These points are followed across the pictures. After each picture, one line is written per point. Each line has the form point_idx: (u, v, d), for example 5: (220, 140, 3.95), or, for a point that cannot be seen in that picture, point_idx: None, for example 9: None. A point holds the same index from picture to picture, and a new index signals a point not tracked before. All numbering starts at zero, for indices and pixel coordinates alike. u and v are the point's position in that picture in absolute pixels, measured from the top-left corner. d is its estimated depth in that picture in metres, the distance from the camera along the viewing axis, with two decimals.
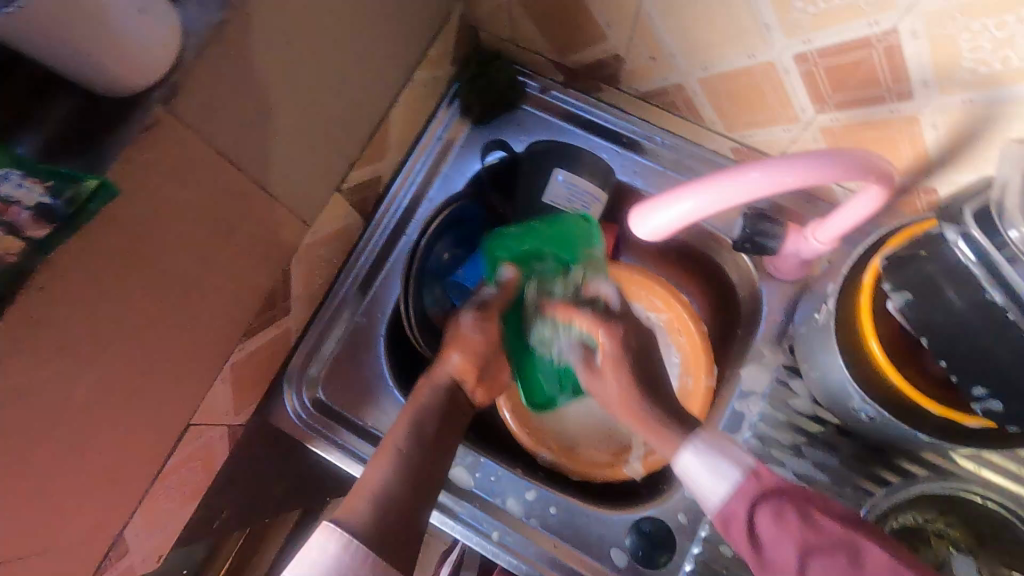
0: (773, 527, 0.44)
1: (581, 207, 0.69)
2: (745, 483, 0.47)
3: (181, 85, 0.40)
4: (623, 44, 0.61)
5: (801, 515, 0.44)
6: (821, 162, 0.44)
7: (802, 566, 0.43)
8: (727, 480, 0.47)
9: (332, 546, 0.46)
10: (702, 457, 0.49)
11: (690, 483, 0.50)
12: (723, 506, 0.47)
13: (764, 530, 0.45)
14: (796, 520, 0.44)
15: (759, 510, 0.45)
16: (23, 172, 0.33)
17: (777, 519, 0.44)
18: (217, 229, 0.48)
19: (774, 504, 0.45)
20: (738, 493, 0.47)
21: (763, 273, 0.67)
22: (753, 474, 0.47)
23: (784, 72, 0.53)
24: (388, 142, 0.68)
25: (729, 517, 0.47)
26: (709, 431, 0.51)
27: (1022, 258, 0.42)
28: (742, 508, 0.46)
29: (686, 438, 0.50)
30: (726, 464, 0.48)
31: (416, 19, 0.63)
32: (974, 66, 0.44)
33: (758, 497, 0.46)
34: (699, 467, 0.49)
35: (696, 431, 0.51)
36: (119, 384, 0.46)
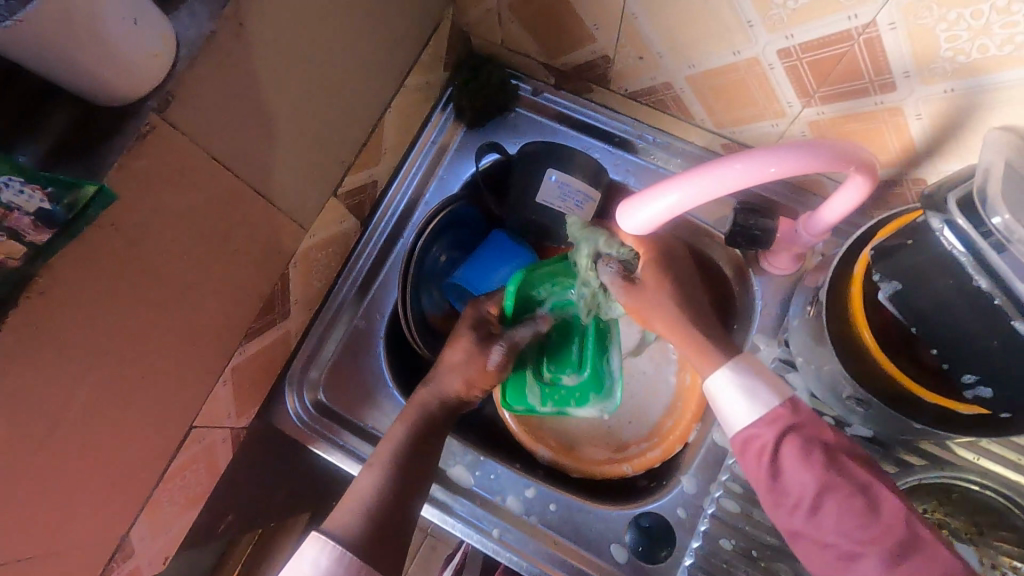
0: (798, 456, 0.46)
1: (574, 206, 0.70)
2: (780, 411, 0.48)
3: (174, 94, 0.41)
4: (610, 45, 0.62)
5: (826, 451, 0.46)
6: (803, 152, 0.45)
7: (816, 498, 0.45)
8: (762, 407, 0.49)
9: (322, 561, 0.50)
10: (740, 380, 0.50)
11: (720, 402, 0.51)
12: (751, 428, 0.48)
13: (787, 459, 0.46)
14: (821, 455, 0.46)
15: (788, 440, 0.47)
16: (24, 179, 0.35)
17: (803, 451, 0.46)
18: (214, 234, 0.49)
19: (803, 437, 0.47)
20: (769, 419, 0.48)
21: (757, 268, 0.68)
22: (791, 405, 0.49)
23: (768, 68, 0.54)
24: (383, 147, 0.69)
25: (752, 439, 0.48)
26: (747, 357, 0.52)
27: (1008, 245, 0.42)
28: (770, 433, 0.47)
29: (728, 360, 0.51)
30: (766, 393, 0.49)
31: (407, 26, 0.64)
32: (952, 55, 0.44)
33: (792, 426, 0.47)
34: (735, 390, 0.50)
35: (737, 356, 0.52)
36: (120, 386, 0.47)
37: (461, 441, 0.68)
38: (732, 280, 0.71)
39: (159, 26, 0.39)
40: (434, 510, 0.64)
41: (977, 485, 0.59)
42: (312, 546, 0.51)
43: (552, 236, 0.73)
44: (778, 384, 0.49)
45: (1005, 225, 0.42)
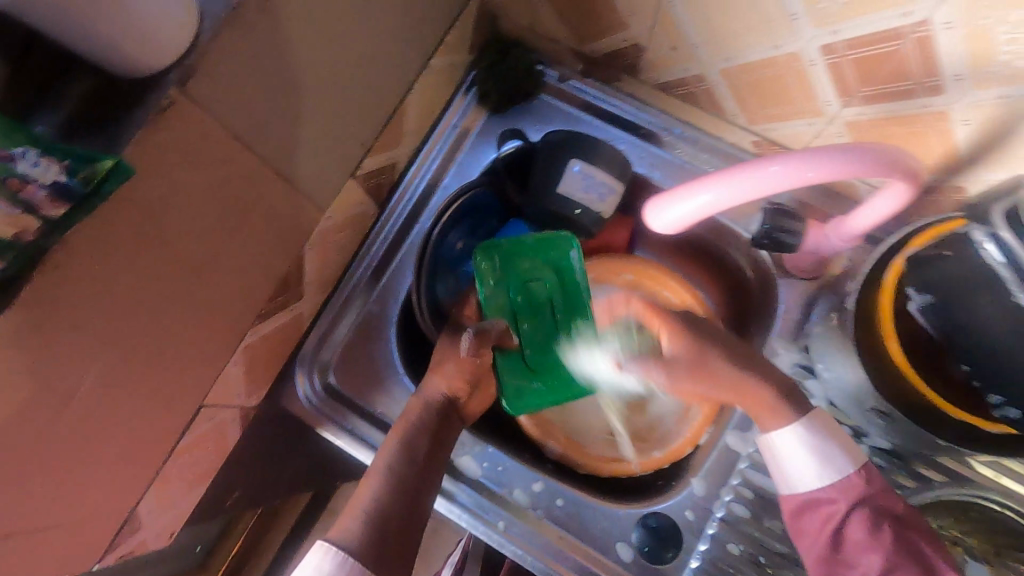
0: (863, 528, 0.50)
1: (597, 198, 0.69)
2: (853, 479, 0.53)
3: (197, 67, 0.39)
4: (644, 33, 0.60)
5: (894, 519, 0.51)
6: (843, 156, 0.43)
7: (882, 574, 0.49)
8: (830, 472, 0.54)
9: (327, 566, 0.46)
10: (810, 440, 0.55)
11: (782, 457, 0.56)
12: (819, 491, 0.54)
13: (854, 533, 0.51)
14: (891, 532, 0.50)
15: (856, 511, 0.52)
16: (40, 151, 0.33)
17: (872, 526, 0.50)
18: (231, 213, 0.48)
19: (874, 511, 0.51)
20: (840, 485, 0.53)
21: (782, 270, 0.66)
22: (866, 474, 0.53)
23: (810, 65, 0.52)
24: (404, 129, 0.67)
25: (818, 503, 0.53)
26: (821, 413, 0.57)
27: None
28: (842, 502, 0.52)
29: (800, 418, 0.55)
30: (845, 459, 0.54)
31: (435, 4, 0.62)
32: (1010, 59, 0.42)
33: (863, 496, 0.52)
34: (801, 451, 0.55)
35: (808, 414, 0.56)
36: (132, 363, 0.46)
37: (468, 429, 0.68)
38: (752, 282, 0.70)
39: None
40: (438, 498, 0.64)
41: (995, 504, 0.55)
42: (315, 556, 0.47)
43: (572, 229, 0.72)
44: (848, 447, 0.54)
45: None
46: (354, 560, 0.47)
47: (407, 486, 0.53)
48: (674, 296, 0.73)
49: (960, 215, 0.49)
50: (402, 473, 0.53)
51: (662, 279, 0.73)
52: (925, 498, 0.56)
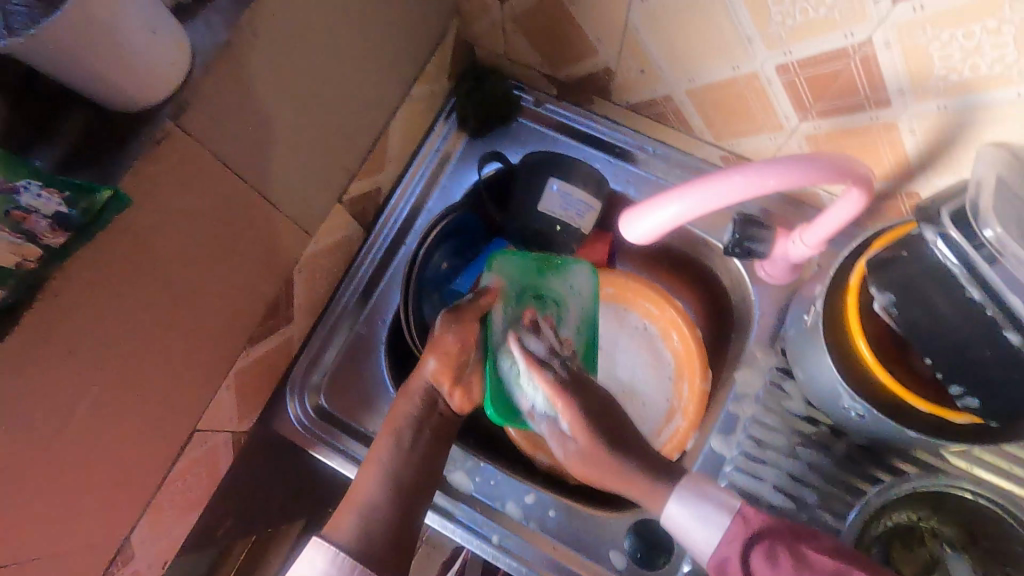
0: (766, 562, 0.45)
1: (575, 215, 0.71)
2: (733, 528, 0.48)
3: (189, 102, 0.42)
4: (613, 59, 0.64)
5: (798, 555, 0.44)
6: (801, 165, 0.46)
7: None
8: (717, 525, 0.48)
9: (320, 565, 0.50)
10: (691, 501, 0.50)
11: (682, 535, 0.50)
12: (718, 551, 0.48)
13: (760, 573, 0.45)
14: (789, 559, 0.44)
15: (751, 550, 0.46)
16: (42, 183, 0.35)
17: (770, 558, 0.45)
18: (222, 239, 0.50)
19: (768, 547, 0.46)
20: (726, 538, 0.48)
21: (755, 278, 0.69)
22: (742, 517, 0.48)
23: (767, 83, 0.56)
24: (387, 155, 0.70)
25: (724, 563, 0.47)
26: (693, 476, 0.52)
27: (1001, 258, 0.43)
28: (733, 552, 0.47)
29: (671, 493, 0.51)
30: (714, 510, 0.49)
31: (413, 36, 0.65)
32: (945, 73, 0.46)
33: (748, 542, 0.47)
34: (688, 516, 0.50)
35: (685, 477, 0.52)
36: (126, 388, 0.47)
37: (461, 446, 0.68)
38: (728, 290, 0.72)
39: (179, 33, 0.40)
40: (434, 515, 0.65)
41: (971, 494, 0.58)
42: (313, 551, 0.51)
43: (553, 247, 0.74)
44: (720, 496, 0.50)
45: (998, 238, 0.43)
46: (347, 556, 0.50)
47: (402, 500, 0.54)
48: (651, 306, 0.75)
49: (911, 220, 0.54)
50: None
51: (643, 290, 0.75)
52: (903, 492, 0.58)
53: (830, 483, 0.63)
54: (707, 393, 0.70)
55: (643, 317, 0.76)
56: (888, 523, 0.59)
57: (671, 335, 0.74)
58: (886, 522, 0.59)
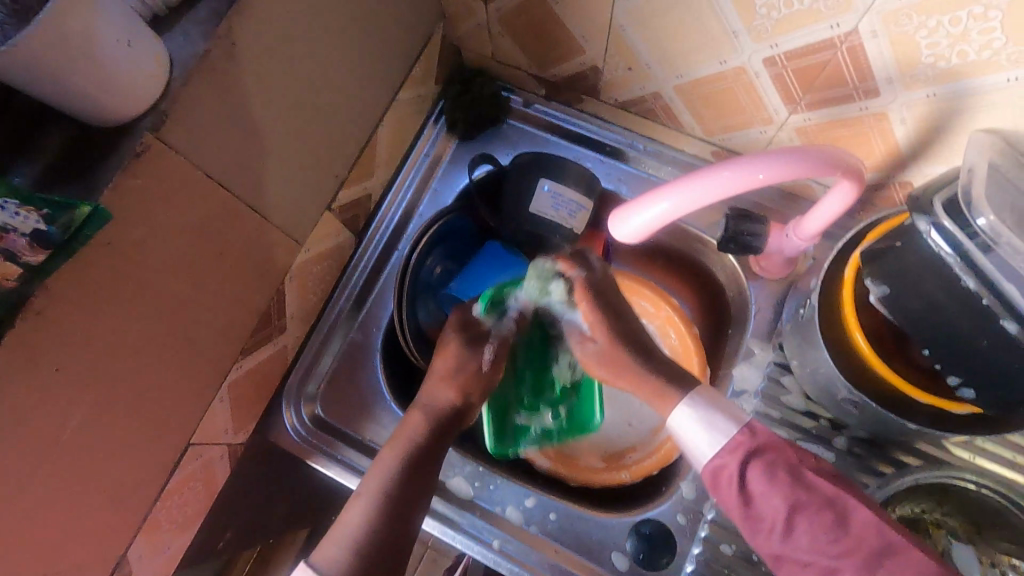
0: (765, 478, 0.46)
1: (567, 215, 0.70)
2: (740, 437, 0.49)
3: (169, 113, 0.41)
4: (600, 56, 0.63)
5: (792, 471, 0.46)
6: (788, 159, 0.46)
7: (790, 519, 0.45)
8: (721, 435, 0.49)
9: None
10: (701, 413, 0.51)
11: (683, 436, 0.51)
12: (715, 457, 0.49)
13: (755, 483, 0.46)
14: (788, 476, 0.46)
15: (751, 465, 0.47)
16: (20, 202, 0.35)
17: (768, 474, 0.46)
18: (209, 251, 0.50)
19: (767, 461, 0.47)
20: (727, 448, 0.48)
21: (750, 274, 0.68)
22: (750, 430, 0.49)
23: (755, 77, 0.55)
24: (376, 161, 0.69)
25: (718, 471, 0.48)
26: (707, 390, 0.53)
27: (995, 246, 0.44)
28: (733, 462, 0.48)
29: (684, 395, 0.53)
30: (723, 421, 0.50)
31: (398, 40, 0.65)
32: (933, 61, 0.45)
33: (751, 452, 0.48)
34: (695, 422, 0.51)
35: (693, 390, 0.53)
36: (117, 405, 0.47)
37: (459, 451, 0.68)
38: (724, 286, 0.72)
39: (155, 45, 0.39)
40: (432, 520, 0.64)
41: (971, 484, 0.57)
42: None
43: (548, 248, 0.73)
44: (734, 411, 0.50)
45: (990, 226, 0.44)
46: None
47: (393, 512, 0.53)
48: (648, 305, 0.75)
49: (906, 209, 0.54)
50: (380, 501, 0.53)
51: (639, 288, 0.75)
52: (905, 484, 0.58)
53: None
54: None
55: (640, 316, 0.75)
56: (894, 517, 0.58)
57: (668, 333, 0.74)
58: (891, 515, 0.58)
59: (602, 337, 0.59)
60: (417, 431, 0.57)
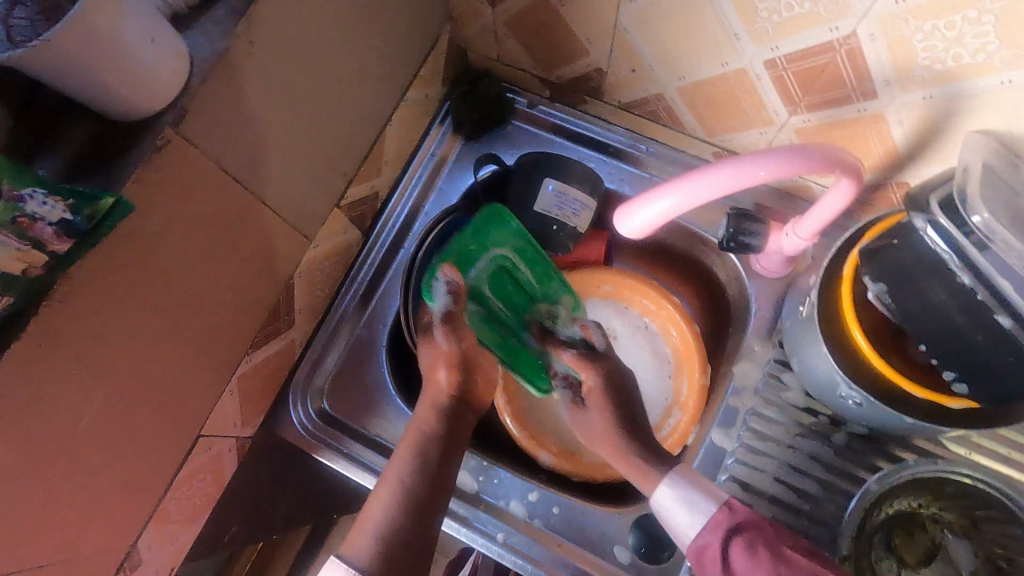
0: (744, 555, 0.50)
1: (571, 214, 0.72)
2: (717, 515, 0.54)
3: (188, 108, 0.42)
4: (604, 59, 0.65)
5: (771, 545, 0.50)
6: (786, 158, 0.46)
7: None
8: (702, 512, 0.54)
9: None
10: (677, 491, 0.56)
11: (665, 515, 0.57)
12: (700, 538, 0.53)
13: (736, 560, 0.50)
14: (767, 552, 0.49)
15: (731, 542, 0.51)
16: (47, 191, 0.36)
17: (749, 551, 0.50)
18: (224, 244, 0.51)
19: (747, 538, 0.51)
20: (707, 526, 0.53)
21: (750, 272, 0.70)
22: (728, 508, 0.54)
23: (756, 79, 0.57)
24: (384, 160, 0.70)
25: (703, 550, 0.53)
26: (687, 468, 0.58)
27: (989, 243, 0.45)
28: (714, 539, 0.52)
29: (665, 475, 0.58)
30: (702, 499, 0.55)
31: (407, 41, 0.66)
32: (929, 64, 0.47)
33: (729, 527, 0.52)
34: (675, 501, 0.56)
35: (675, 468, 0.58)
36: (131, 394, 0.48)
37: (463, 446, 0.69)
38: (725, 284, 0.73)
39: (176, 42, 0.40)
40: None
41: (968, 479, 0.58)
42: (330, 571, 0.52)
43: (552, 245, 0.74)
44: (710, 488, 0.56)
45: (985, 224, 0.44)
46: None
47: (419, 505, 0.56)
48: (650, 303, 0.76)
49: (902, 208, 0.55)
50: (398, 489, 0.57)
51: (642, 287, 0.76)
52: (902, 479, 0.59)
53: (830, 472, 0.63)
54: (706, 386, 0.71)
55: (642, 314, 0.77)
56: (888, 512, 0.60)
57: (671, 332, 0.75)
58: (887, 510, 0.60)
59: (595, 409, 0.64)
60: (427, 422, 0.61)
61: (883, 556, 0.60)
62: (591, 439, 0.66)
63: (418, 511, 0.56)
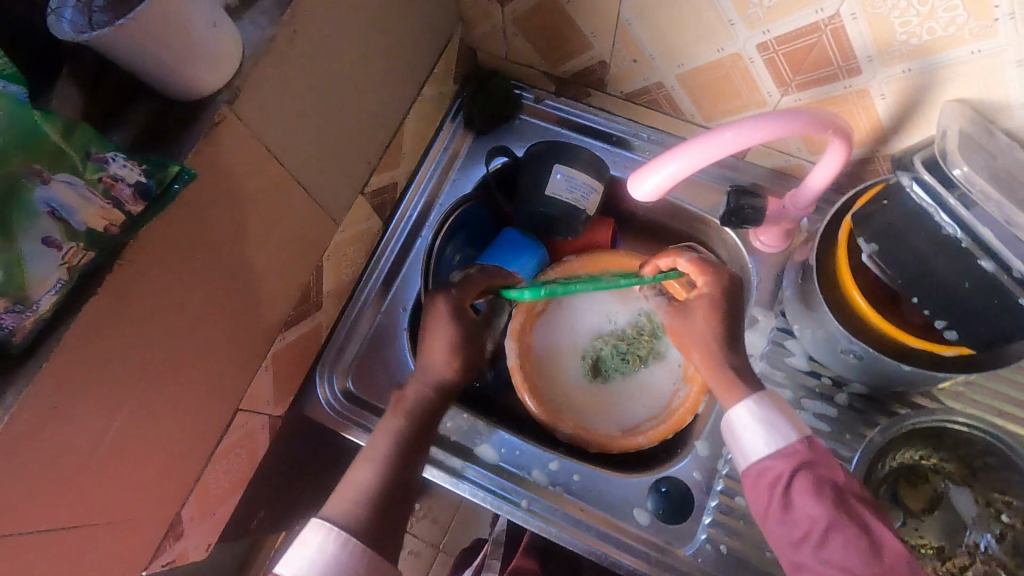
0: (808, 490, 0.50)
1: (580, 197, 0.76)
2: (797, 447, 0.53)
3: (242, 89, 0.46)
4: (607, 51, 0.70)
5: (836, 488, 0.51)
6: (791, 117, 0.51)
7: (824, 531, 0.49)
8: (780, 439, 0.54)
9: (328, 547, 0.53)
10: (761, 414, 0.55)
11: (739, 431, 0.56)
12: (768, 461, 0.54)
13: (799, 490, 0.51)
14: (831, 494, 0.50)
15: (799, 474, 0.52)
16: (126, 156, 0.40)
17: (813, 486, 0.51)
18: (267, 223, 0.55)
19: (815, 475, 0.51)
20: (781, 453, 0.53)
21: (750, 248, 0.74)
22: (808, 442, 0.54)
23: (750, 62, 0.62)
24: (402, 152, 0.75)
25: (768, 471, 0.53)
26: (772, 395, 0.57)
27: (970, 192, 0.50)
28: (784, 467, 0.52)
29: (752, 395, 0.57)
30: (785, 427, 0.54)
31: (425, 40, 0.71)
32: (907, 39, 0.52)
33: (805, 461, 0.52)
34: (754, 423, 0.55)
35: (759, 392, 0.57)
36: (182, 363, 0.51)
37: (486, 421, 0.72)
38: (727, 263, 0.78)
39: (233, 32, 0.45)
40: (446, 476, 0.68)
41: (965, 428, 0.61)
42: (319, 535, 0.53)
43: (561, 229, 0.79)
44: (796, 422, 0.55)
45: (965, 175, 0.50)
46: (356, 542, 0.53)
47: (405, 457, 0.58)
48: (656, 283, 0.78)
49: (881, 182, 0.59)
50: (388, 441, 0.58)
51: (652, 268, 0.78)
52: (901, 431, 0.62)
53: (836, 431, 0.67)
54: None
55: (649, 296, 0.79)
56: (893, 464, 0.64)
57: None
58: (891, 463, 0.64)
59: (700, 312, 0.62)
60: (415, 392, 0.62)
61: (890, 507, 0.63)
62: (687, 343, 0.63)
63: (404, 463, 0.58)
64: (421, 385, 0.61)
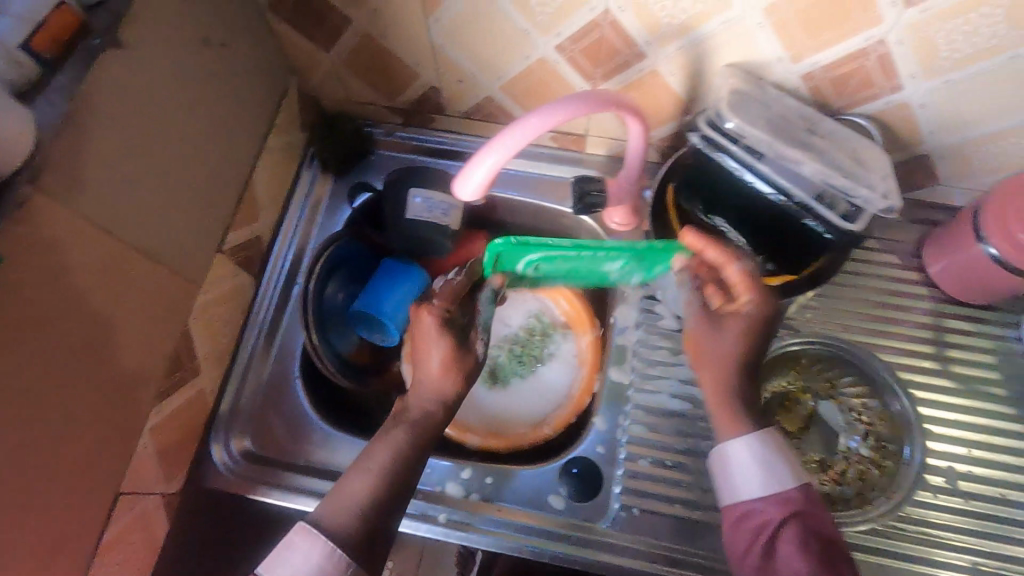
0: (795, 539, 0.51)
1: (441, 215, 0.79)
2: (792, 494, 0.54)
3: (43, 166, 0.48)
4: (434, 77, 0.75)
5: (821, 542, 0.51)
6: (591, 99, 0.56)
7: None
8: (774, 485, 0.54)
9: (313, 555, 0.51)
10: (760, 455, 0.55)
11: (735, 470, 0.56)
12: (758, 503, 0.54)
13: (785, 536, 0.52)
14: (816, 547, 0.51)
15: (788, 522, 0.52)
16: None
17: (800, 535, 0.51)
18: (114, 297, 0.54)
19: (803, 522, 0.52)
20: (774, 498, 0.54)
21: (608, 230, 0.79)
22: (803, 491, 0.54)
23: (555, 64, 0.68)
24: (259, 204, 0.76)
25: (755, 512, 0.54)
26: (774, 435, 0.56)
27: (741, 139, 0.62)
28: (773, 514, 0.53)
29: (754, 432, 0.56)
30: (783, 472, 0.54)
31: (257, 96, 0.73)
32: (669, 20, 0.59)
33: (798, 510, 0.53)
34: (752, 464, 0.55)
35: (765, 430, 0.57)
36: (38, 454, 0.49)
37: None
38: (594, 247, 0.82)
39: (27, 113, 0.46)
40: None
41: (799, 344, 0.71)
42: (305, 539, 0.52)
43: (435, 248, 0.82)
44: (794, 468, 0.55)
45: (736, 126, 0.61)
46: (343, 553, 0.52)
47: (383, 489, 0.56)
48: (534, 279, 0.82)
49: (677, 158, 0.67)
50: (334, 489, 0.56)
51: None
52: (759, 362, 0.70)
53: None
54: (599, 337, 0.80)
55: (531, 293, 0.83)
56: (764, 396, 0.71)
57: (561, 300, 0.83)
58: (762, 395, 0.71)
59: (732, 328, 0.59)
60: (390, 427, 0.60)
61: None
62: (711, 356, 0.60)
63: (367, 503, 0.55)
64: (421, 401, 0.60)
